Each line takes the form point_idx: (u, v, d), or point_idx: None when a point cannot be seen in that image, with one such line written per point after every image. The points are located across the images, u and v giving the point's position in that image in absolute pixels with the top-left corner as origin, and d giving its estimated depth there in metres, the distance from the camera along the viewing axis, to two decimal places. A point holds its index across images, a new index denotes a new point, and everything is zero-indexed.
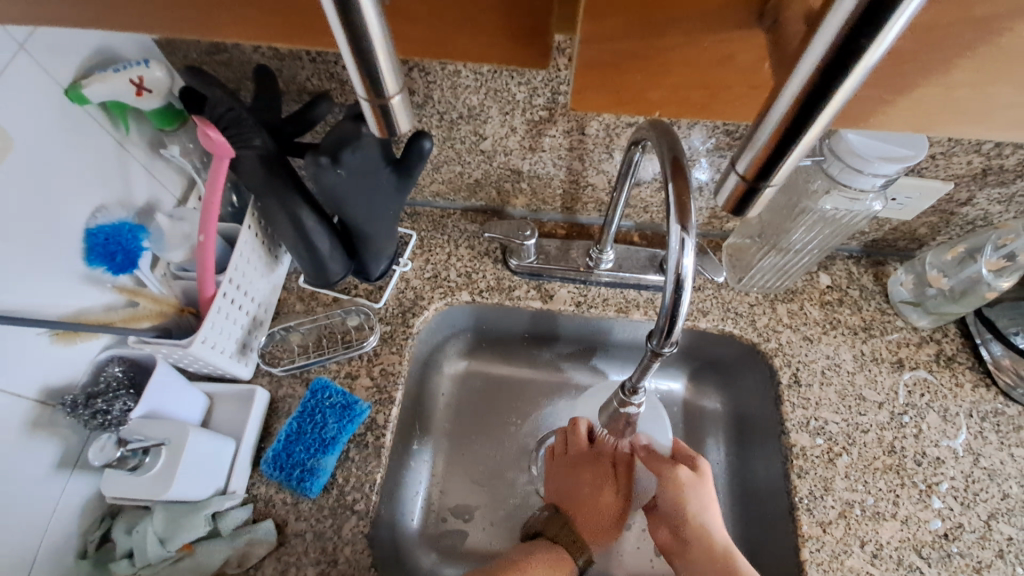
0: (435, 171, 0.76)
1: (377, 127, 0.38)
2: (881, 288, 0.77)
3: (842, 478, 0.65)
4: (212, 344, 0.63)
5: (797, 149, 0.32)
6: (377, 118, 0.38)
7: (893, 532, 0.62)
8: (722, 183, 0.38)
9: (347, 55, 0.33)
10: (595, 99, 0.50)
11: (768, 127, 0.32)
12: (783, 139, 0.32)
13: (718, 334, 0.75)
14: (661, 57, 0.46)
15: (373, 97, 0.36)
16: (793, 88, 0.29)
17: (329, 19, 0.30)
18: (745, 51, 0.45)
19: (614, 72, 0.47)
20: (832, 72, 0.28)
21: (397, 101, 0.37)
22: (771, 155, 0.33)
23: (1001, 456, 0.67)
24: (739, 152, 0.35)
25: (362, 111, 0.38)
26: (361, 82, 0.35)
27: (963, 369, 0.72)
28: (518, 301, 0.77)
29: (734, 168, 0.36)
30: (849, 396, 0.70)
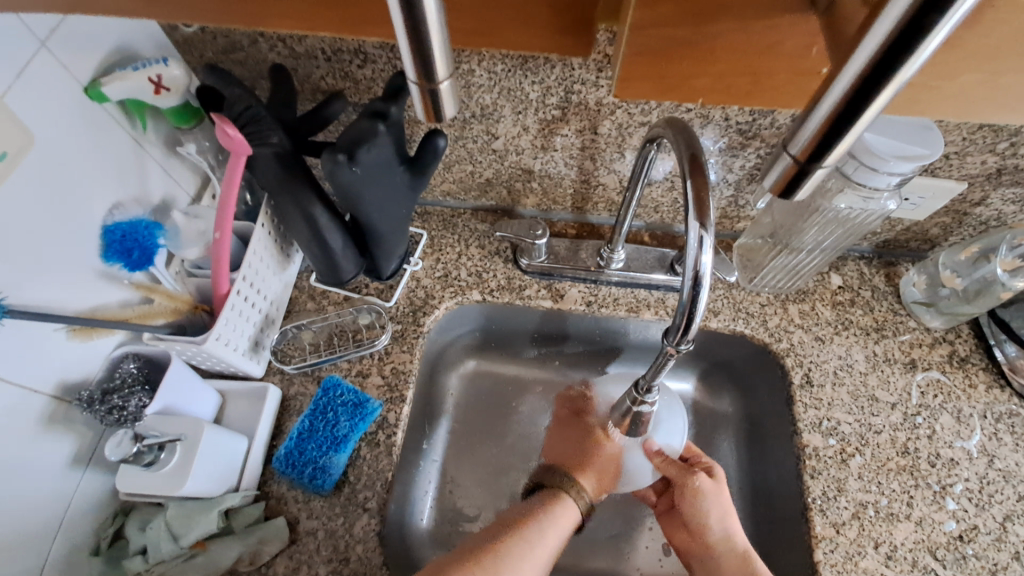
0: (447, 170, 0.77)
1: (425, 112, 0.37)
2: (893, 289, 0.77)
3: (855, 478, 0.65)
4: (225, 341, 0.63)
5: (850, 135, 0.32)
6: (425, 100, 0.36)
7: (907, 534, 0.62)
8: (773, 164, 0.37)
9: (404, 41, 0.32)
10: (640, 89, 0.45)
11: (821, 114, 0.32)
12: (837, 124, 0.31)
13: (729, 335, 0.75)
14: (705, 48, 0.42)
15: (425, 82, 0.34)
16: (851, 70, 0.29)
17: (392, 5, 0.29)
18: (793, 39, 0.41)
19: (664, 63, 0.43)
20: (893, 54, 0.27)
21: (447, 87, 0.35)
22: (824, 139, 0.32)
23: (1017, 458, 0.66)
24: (791, 135, 0.35)
25: (410, 93, 0.36)
26: (414, 67, 0.34)
27: (976, 370, 0.71)
28: (529, 300, 0.77)
29: (785, 150, 0.36)
30: (862, 397, 0.69)
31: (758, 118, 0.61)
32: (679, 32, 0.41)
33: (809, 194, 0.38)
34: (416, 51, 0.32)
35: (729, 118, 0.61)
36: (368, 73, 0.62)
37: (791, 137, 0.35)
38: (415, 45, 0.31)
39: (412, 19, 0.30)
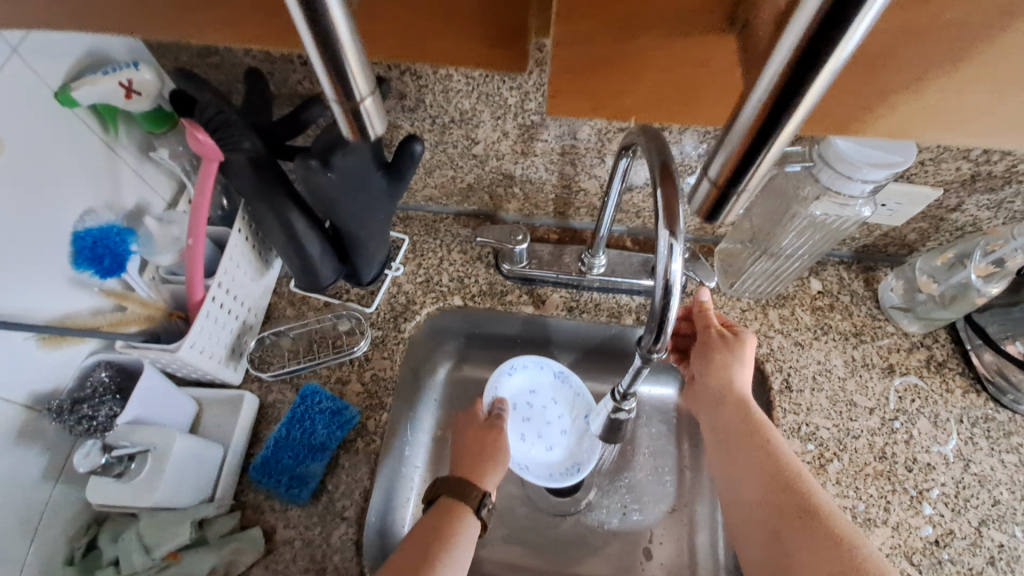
0: (428, 175, 0.76)
1: (350, 132, 0.36)
2: (872, 294, 0.77)
3: (833, 483, 0.65)
4: (201, 349, 0.63)
5: (769, 150, 0.31)
6: (350, 123, 0.35)
7: (884, 538, 0.62)
8: (697, 187, 0.37)
9: (316, 57, 0.30)
10: (574, 106, 0.48)
11: (741, 127, 0.31)
12: (757, 137, 0.30)
13: None
14: (631, 63, 0.46)
15: (345, 101, 0.33)
16: (771, 71, 0.28)
17: (297, 24, 0.28)
18: (719, 57, 0.45)
19: (592, 77, 0.47)
20: (804, 66, 0.26)
21: (370, 105, 0.35)
22: (745, 155, 0.32)
23: (992, 462, 0.67)
24: (713, 154, 0.34)
25: (334, 113, 0.35)
26: (332, 86, 0.33)
27: (954, 375, 0.72)
28: (509, 306, 0.78)
29: (708, 172, 0.36)
30: (840, 402, 0.70)
31: None
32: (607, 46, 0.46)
33: (740, 212, 0.38)
34: (331, 70, 0.31)
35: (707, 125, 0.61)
36: None
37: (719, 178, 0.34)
38: (342, 62, 0.31)
39: (321, 33, 0.29)
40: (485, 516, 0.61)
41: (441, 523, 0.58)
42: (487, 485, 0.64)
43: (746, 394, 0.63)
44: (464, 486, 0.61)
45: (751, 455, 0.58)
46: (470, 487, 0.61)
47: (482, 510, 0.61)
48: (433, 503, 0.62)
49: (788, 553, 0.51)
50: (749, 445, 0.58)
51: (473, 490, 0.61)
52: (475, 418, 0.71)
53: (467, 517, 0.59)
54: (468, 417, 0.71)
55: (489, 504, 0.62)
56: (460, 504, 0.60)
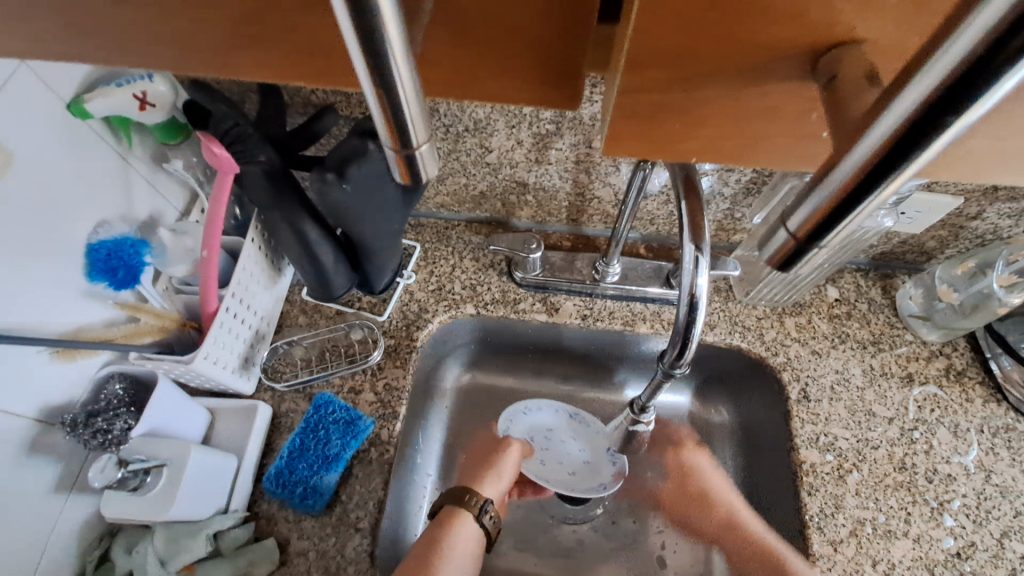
0: (441, 183, 0.76)
1: (402, 175, 0.33)
2: (889, 302, 0.76)
3: (853, 495, 0.64)
4: (215, 360, 0.62)
5: (853, 217, 0.27)
6: (402, 167, 0.32)
7: (905, 551, 0.61)
8: (770, 235, 0.31)
9: (373, 96, 0.26)
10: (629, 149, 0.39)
11: (827, 188, 0.26)
12: (840, 203, 0.26)
13: (726, 348, 0.74)
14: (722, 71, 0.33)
15: (399, 147, 0.30)
16: (880, 130, 0.23)
17: (355, 60, 0.24)
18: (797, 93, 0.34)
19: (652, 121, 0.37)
20: (910, 139, 0.23)
21: (425, 152, 0.32)
22: (825, 221, 0.27)
23: (1013, 473, 0.66)
24: (790, 207, 0.30)
25: (386, 159, 0.32)
26: (387, 127, 0.29)
27: (973, 384, 0.71)
28: (523, 314, 0.77)
29: (785, 223, 0.30)
30: (859, 411, 0.69)
31: None
32: (664, 95, 0.34)
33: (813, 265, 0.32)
34: (388, 112, 0.28)
35: None
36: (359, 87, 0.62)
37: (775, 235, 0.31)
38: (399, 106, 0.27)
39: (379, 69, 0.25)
40: (486, 525, 0.61)
41: (444, 527, 0.58)
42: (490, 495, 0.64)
43: (728, 498, 0.73)
44: (466, 491, 0.62)
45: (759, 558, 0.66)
46: (472, 495, 0.61)
47: (484, 518, 0.60)
48: (437, 512, 0.62)
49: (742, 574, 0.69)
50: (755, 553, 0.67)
51: (477, 497, 0.61)
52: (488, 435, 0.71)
53: (468, 524, 0.59)
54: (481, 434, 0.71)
55: (491, 512, 0.61)
56: (461, 511, 0.60)
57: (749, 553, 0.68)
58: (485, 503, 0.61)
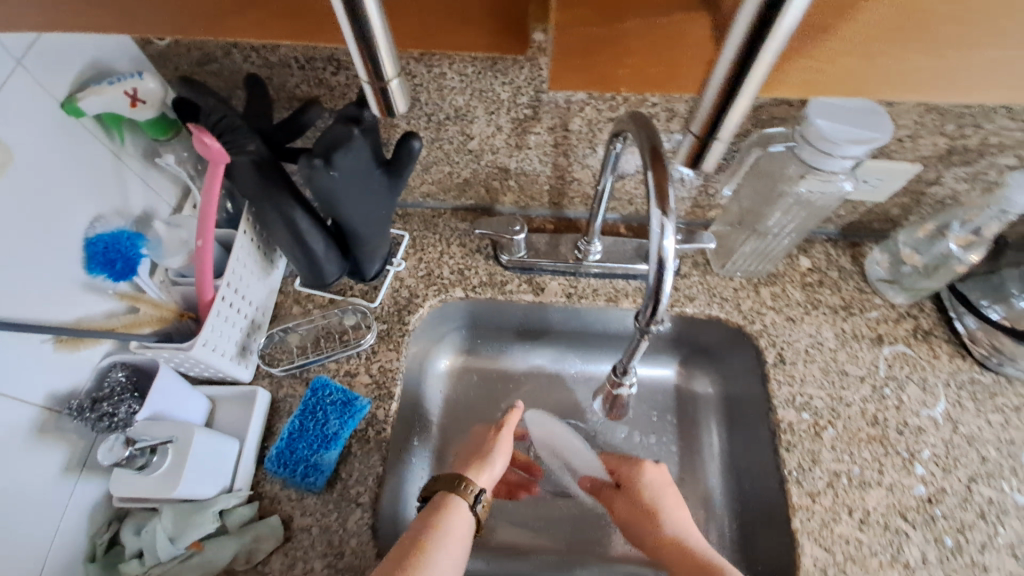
0: (426, 171, 0.79)
1: (378, 105, 0.45)
2: (859, 269, 0.80)
3: (828, 450, 0.68)
4: (213, 347, 0.65)
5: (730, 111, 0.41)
6: (378, 97, 0.44)
7: (879, 499, 0.65)
8: (683, 142, 0.47)
9: (354, 46, 0.39)
10: (572, 81, 0.48)
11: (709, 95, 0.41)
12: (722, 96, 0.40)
13: (705, 319, 0.78)
14: (622, 41, 0.45)
15: (375, 80, 0.42)
16: (728, 53, 0.37)
17: (341, 18, 0.37)
18: (694, 33, 0.43)
19: (587, 57, 0.46)
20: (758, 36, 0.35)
21: (395, 85, 0.43)
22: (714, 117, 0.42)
23: (979, 423, 0.70)
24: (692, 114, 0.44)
25: (365, 94, 0.44)
26: (365, 67, 0.41)
27: (940, 342, 0.75)
28: (510, 295, 0.80)
29: (690, 130, 0.46)
30: (832, 372, 0.72)
31: None
32: (592, 28, 0.44)
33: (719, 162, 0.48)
34: (366, 56, 0.40)
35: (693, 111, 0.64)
36: (341, 79, 0.64)
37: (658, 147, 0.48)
38: (374, 51, 0.40)
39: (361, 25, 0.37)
40: (474, 509, 0.63)
41: (437, 513, 0.60)
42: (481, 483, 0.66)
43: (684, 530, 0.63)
44: (461, 478, 0.64)
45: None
46: (461, 480, 0.64)
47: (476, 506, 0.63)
48: (428, 500, 0.64)
49: None
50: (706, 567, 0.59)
51: (471, 483, 0.64)
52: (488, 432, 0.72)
53: (459, 509, 0.61)
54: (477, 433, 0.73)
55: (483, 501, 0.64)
56: (452, 498, 0.62)
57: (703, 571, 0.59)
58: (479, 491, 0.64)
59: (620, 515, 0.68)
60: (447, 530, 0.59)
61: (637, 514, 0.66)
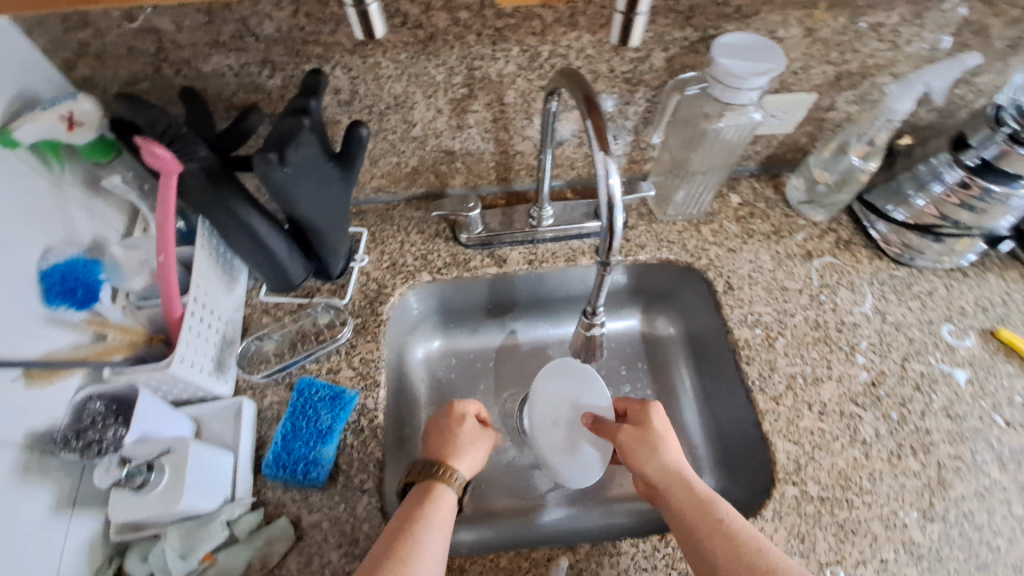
0: (374, 165, 0.81)
1: (362, 31, 0.48)
2: (782, 197, 0.88)
3: (782, 357, 0.75)
4: (191, 364, 0.64)
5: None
6: (361, 24, 0.47)
7: (832, 391, 0.73)
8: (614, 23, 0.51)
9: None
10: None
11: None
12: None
13: (658, 263, 0.84)
14: None
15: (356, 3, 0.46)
16: None
17: None
18: None
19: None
20: None
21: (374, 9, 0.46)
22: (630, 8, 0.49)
23: (902, 311, 0.79)
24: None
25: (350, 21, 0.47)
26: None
27: (859, 248, 0.84)
28: (475, 271, 0.83)
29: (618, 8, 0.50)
30: (774, 289, 0.80)
31: (638, 65, 0.70)
32: None
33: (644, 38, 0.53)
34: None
35: (614, 70, 0.70)
36: (278, 82, 0.66)
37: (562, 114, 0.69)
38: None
39: None
40: (459, 493, 0.63)
41: (422, 502, 0.60)
42: (462, 467, 0.65)
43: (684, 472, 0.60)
44: (438, 464, 0.64)
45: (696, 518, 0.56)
46: (445, 466, 0.63)
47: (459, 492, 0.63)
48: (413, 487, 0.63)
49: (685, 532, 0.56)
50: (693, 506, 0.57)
51: (449, 469, 0.63)
52: (471, 418, 0.70)
53: (447, 496, 0.61)
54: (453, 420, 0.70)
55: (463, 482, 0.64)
56: (436, 485, 0.62)
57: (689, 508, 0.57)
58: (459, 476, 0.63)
59: (628, 438, 0.63)
60: (431, 517, 0.58)
61: (645, 443, 0.62)
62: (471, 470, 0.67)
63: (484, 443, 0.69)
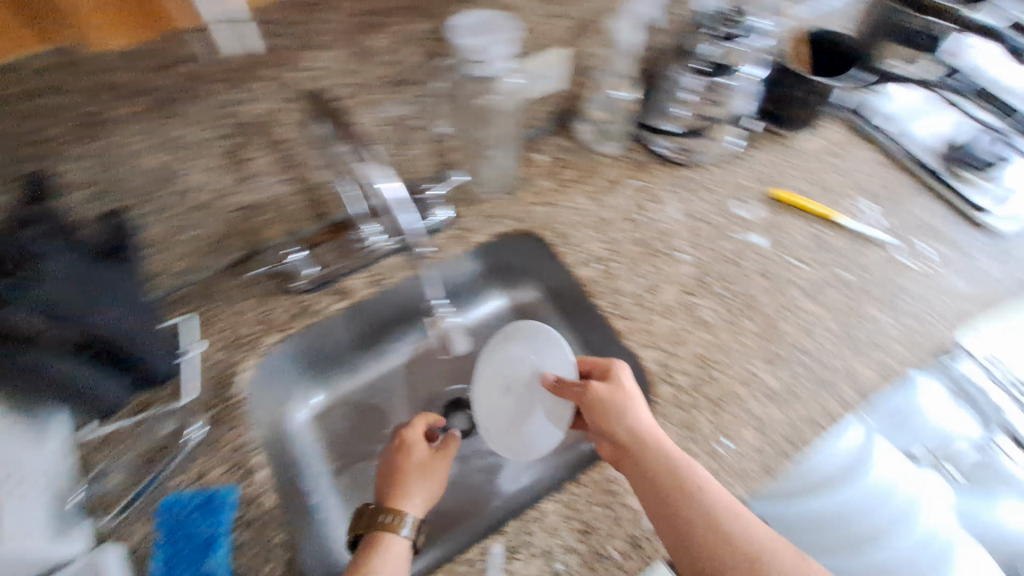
0: (169, 248, 0.73)
1: None
2: (579, 142, 0.95)
3: (622, 281, 0.82)
4: (18, 539, 0.50)
5: None
6: None
7: (671, 293, 0.81)
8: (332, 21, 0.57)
9: None
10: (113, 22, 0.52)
11: None
12: None
13: (495, 240, 0.87)
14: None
15: None
16: None
17: None
18: None
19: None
20: None
21: None
22: None
23: (702, 205, 0.90)
24: None
25: None
26: None
27: (654, 165, 0.94)
28: (323, 313, 0.80)
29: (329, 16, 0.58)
30: (597, 226, 0.87)
31: (399, 67, 0.70)
32: None
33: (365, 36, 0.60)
34: None
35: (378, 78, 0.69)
36: None
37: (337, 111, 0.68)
38: None
39: None
40: (411, 537, 0.61)
41: (373, 551, 0.58)
42: (411, 508, 0.63)
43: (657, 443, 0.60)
44: (383, 512, 0.61)
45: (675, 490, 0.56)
46: (392, 513, 0.61)
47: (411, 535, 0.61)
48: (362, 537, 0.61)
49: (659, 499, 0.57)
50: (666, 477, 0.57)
51: (397, 515, 0.61)
52: (417, 450, 0.69)
53: (396, 545, 0.59)
54: (401, 459, 0.68)
55: (413, 525, 0.61)
56: (382, 531, 0.60)
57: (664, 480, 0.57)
58: (408, 519, 0.61)
59: (597, 398, 0.63)
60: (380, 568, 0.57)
61: (613, 407, 0.62)
62: (424, 507, 0.64)
63: (434, 475, 0.67)
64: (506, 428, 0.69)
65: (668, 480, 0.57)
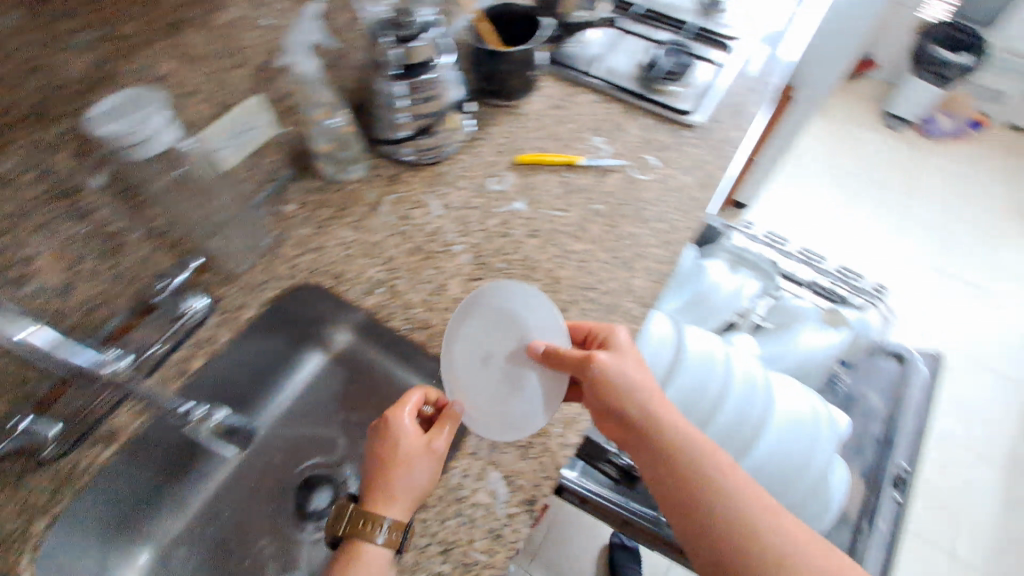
0: None
1: None
2: (323, 176, 0.92)
3: (406, 294, 0.82)
4: None
5: None
6: None
7: (455, 286, 0.83)
8: None
9: None
10: None
11: None
12: None
13: (268, 305, 0.80)
14: None
15: None
16: None
17: None
18: None
19: None
20: None
21: None
22: None
23: (458, 194, 0.93)
24: None
25: None
26: None
27: (403, 173, 0.95)
28: (91, 470, 0.66)
29: None
30: (367, 251, 0.86)
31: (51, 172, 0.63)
32: None
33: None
34: None
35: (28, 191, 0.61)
36: None
37: (6, 265, 0.61)
38: None
39: None
40: (391, 540, 0.57)
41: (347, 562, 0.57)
42: (394, 509, 0.58)
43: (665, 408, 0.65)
44: (356, 521, 0.58)
45: (687, 455, 0.61)
46: (367, 518, 0.57)
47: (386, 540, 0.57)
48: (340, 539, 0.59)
49: (663, 456, 0.61)
50: (674, 440, 0.62)
51: (371, 522, 0.57)
52: (407, 440, 0.61)
53: (373, 551, 0.57)
54: (393, 442, 0.61)
55: (390, 528, 0.58)
56: (358, 539, 0.57)
57: (673, 440, 0.62)
58: (385, 523, 0.57)
59: (601, 367, 0.65)
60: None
61: (615, 371, 0.66)
62: (412, 502, 0.59)
63: (427, 461, 0.61)
64: (496, 408, 0.68)
65: (675, 445, 0.62)
